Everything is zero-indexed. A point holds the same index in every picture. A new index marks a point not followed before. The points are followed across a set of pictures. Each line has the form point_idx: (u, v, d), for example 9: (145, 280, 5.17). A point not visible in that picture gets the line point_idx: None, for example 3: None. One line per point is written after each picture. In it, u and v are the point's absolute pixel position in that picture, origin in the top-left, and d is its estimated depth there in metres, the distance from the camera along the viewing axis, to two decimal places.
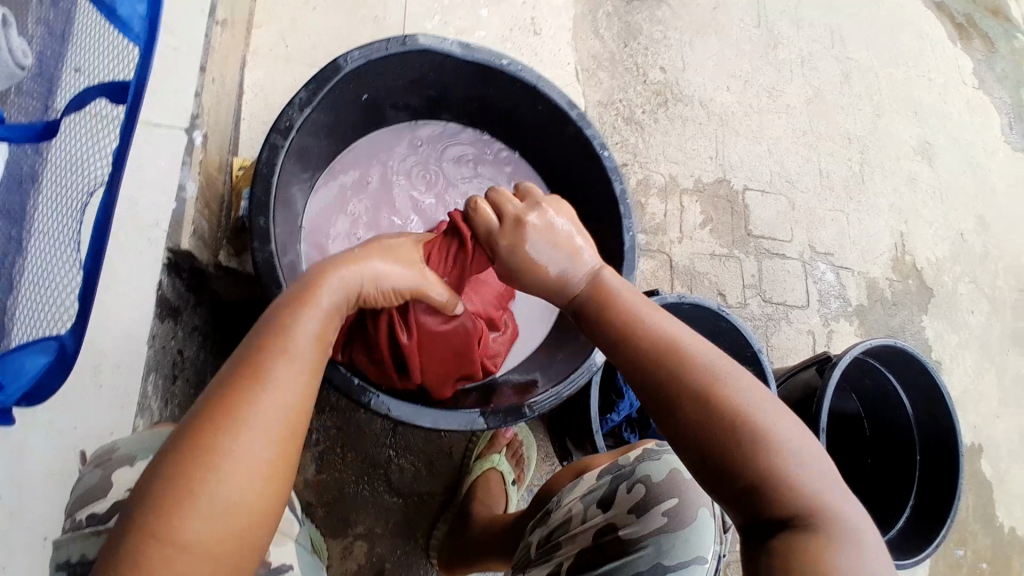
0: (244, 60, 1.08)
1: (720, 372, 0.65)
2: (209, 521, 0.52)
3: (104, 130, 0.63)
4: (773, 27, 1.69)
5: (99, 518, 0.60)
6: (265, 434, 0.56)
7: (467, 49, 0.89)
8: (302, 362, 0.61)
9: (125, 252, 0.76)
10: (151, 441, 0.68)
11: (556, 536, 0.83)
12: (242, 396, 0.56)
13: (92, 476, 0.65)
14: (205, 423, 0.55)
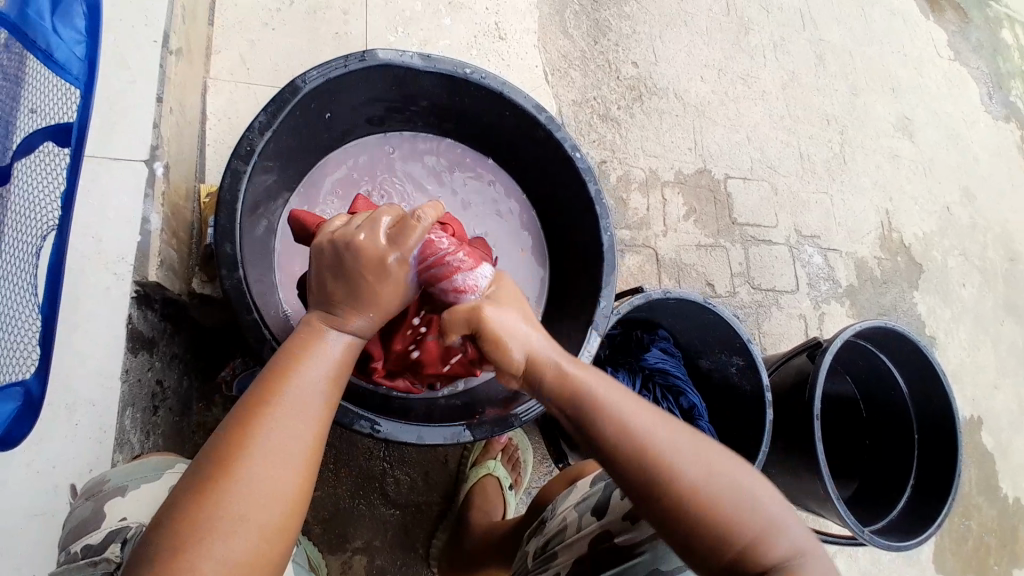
0: (206, 86, 1.08)
1: (701, 458, 0.63)
2: (229, 551, 0.52)
3: (55, 172, 0.67)
4: (743, 14, 1.68)
5: (95, 548, 0.63)
6: (280, 464, 0.56)
7: (429, 60, 0.88)
8: (314, 394, 0.61)
9: (93, 289, 0.76)
10: (140, 471, 0.71)
11: (552, 546, 0.83)
12: (256, 429, 0.57)
13: (84, 508, 0.66)
14: (220, 456, 0.55)
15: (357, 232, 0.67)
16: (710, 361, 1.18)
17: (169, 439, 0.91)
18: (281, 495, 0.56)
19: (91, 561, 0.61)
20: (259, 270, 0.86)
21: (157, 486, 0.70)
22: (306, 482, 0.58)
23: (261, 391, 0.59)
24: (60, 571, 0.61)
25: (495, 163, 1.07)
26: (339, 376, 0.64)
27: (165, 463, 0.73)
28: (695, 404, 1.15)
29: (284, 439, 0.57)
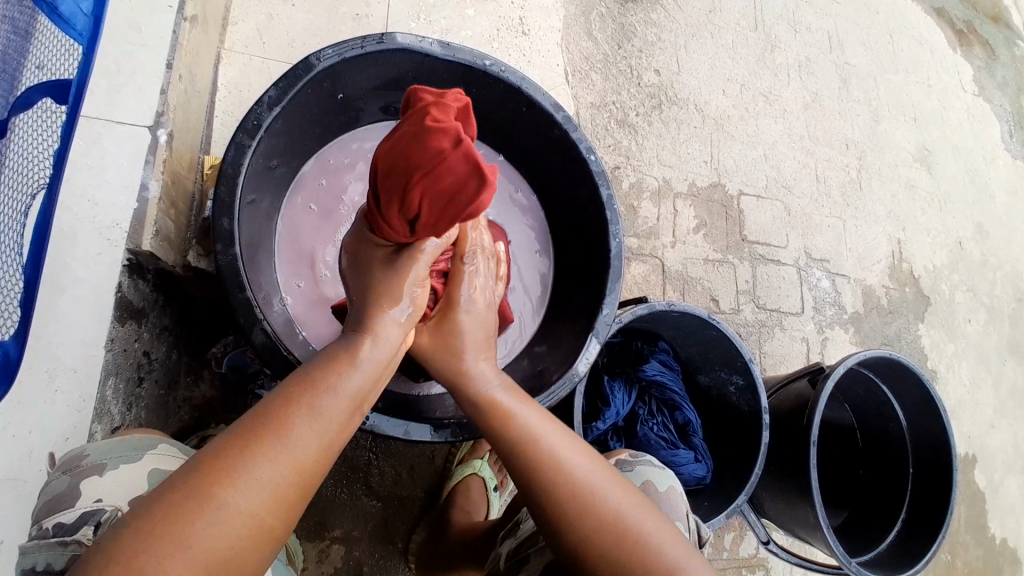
0: (219, 57, 1.06)
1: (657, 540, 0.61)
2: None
3: (48, 131, 0.62)
4: (770, 31, 1.66)
5: (66, 530, 0.59)
6: (274, 487, 0.53)
7: (449, 48, 0.86)
8: (332, 421, 0.58)
9: (84, 253, 0.73)
10: (122, 450, 0.66)
11: (525, 549, 0.77)
12: (262, 441, 0.54)
13: (60, 483, 0.62)
14: (217, 461, 0.52)
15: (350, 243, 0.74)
16: (709, 378, 1.15)
17: (153, 412, 0.89)
18: (257, 523, 0.52)
19: (61, 542, 0.58)
20: (258, 249, 0.84)
21: (136, 467, 0.64)
22: (278, 517, 0.54)
23: (279, 404, 0.56)
24: (31, 546, 0.59)
25: (505, 158, 1.05)
26: (357, 410, 0.61)
27: (153, 444, 0.68)
28: (690, 421, 1.14)
29: (282, 464, 0.54)
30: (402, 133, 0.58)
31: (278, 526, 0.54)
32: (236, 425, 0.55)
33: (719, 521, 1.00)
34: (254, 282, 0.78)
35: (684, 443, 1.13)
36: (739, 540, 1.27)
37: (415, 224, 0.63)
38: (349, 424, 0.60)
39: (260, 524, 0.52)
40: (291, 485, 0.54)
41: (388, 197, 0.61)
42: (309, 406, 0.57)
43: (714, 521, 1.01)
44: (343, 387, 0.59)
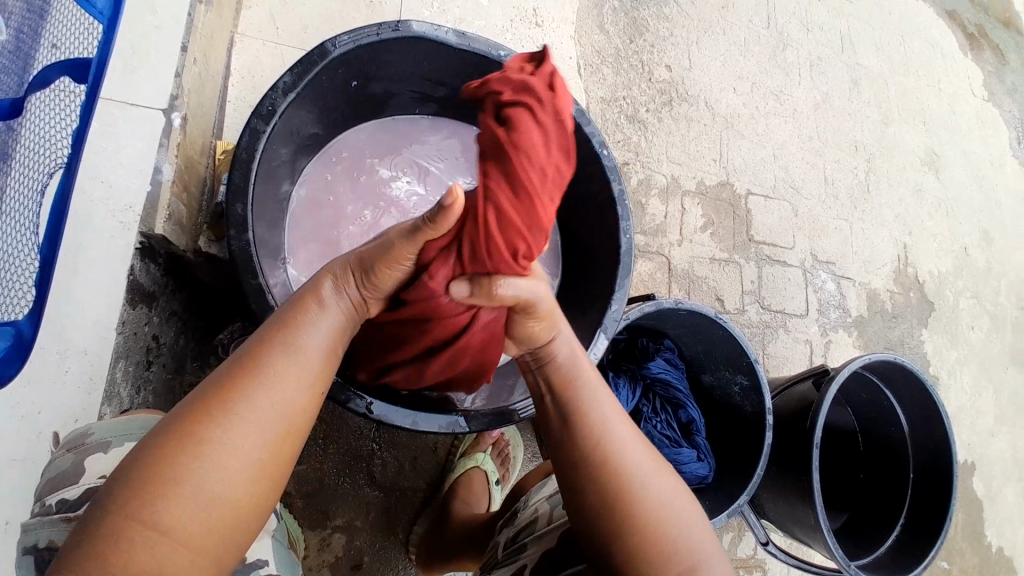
0: (232, 41, 1.05)
1: (688, 523, 0.60)
2: (181, 529, 0.48)
3: (66, 110, 0.62)
4: (782, 30, 1.65)
5: (71, 505, 0.58)
6: (264, 429, 0.53)
7: (464, 37, 0.85)
8: (310, 361, 0.58)
9: (97, 236, 0.73)
10: (128, 427, 0.64)
11: (523, 538, 0.78)
12: (242, 385, 0.53)
13: (65, 461, 0.61)
14: (197, 411, 0.52)
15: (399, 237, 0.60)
16: (713, 377, 1.16)
17: (160, 396, 0.89)
18: (253, 466, 0.52)
19: (64, 517, 0.56)
20: (271, 238, 0.84)
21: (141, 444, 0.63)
22: (272, 459, 0.54)
23: (249, 350, 0.56)
24: (33, 523, 0.57)
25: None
26: (331, 355, 0.61)
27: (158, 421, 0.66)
28: (694, 419, 1.14)
29: (269, 406, 0.54)
30: (550, 81, 0.57)
31: (273, 468, 0.54)
32: (220, 374, 0.55)
33: (720, 520, 1.00)
34: (267, 271, 0.78)
35: (688, 441, 1.13)
36: (737, 539, 1.28)
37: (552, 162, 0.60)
38: (325, 361, 0.60)
39: (254, 466, 0.52)
40: (280, 428, 0.54)
41: (556, 144, 0.56)
42: (291, 353, 0.57)
43: (715, 519, 1.01)
44: (316, 334, 0.59)
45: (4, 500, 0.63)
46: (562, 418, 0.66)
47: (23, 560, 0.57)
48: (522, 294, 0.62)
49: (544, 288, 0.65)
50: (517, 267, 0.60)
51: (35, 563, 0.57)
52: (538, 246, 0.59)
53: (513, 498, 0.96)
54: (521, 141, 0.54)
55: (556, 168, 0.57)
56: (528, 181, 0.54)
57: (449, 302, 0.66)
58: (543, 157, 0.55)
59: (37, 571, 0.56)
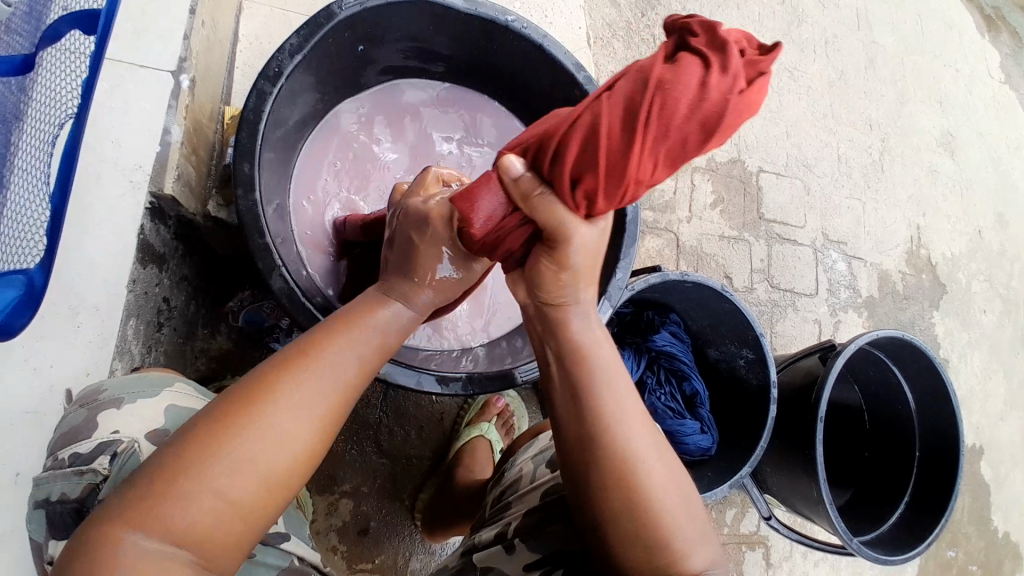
0: (240, 7, 1.06)
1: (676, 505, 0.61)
2: (201, 522, 0.49)
3: (76, 65, 0.62)
4: (797, 5, 1.63)
5: (82, 459, 0.59)
6: (276, 439, 0.53)
7: (472, 1, 0.84)
8: (327, 370, 0.57)
9: (107, 196, 0.74)
10: (138, 385, 0.65)
11: (507, 496, 0.81)
12: (258, 397, 0.53)
13: (77, 416, 0.62)
14: (218, 417, 0.52)
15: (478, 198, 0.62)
16: (719, 352, 1.16)
17: (171, 359, 0.91)
18: (265, 478, 0.52)
19: (76, 470, 0.58)
20: (276, 192, 0.84)
21: (152, 402, 0.63)
22: (286, 464, 0.53)
23: (293, 352, 0.57)
24: (46, 476, 0.59)
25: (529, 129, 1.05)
26: (367, 364, 0.60)
27: (171, 381, 0.67)
28: (698, 392, 1.14)
29: (283, 416, 0.53)
30: (751, 61, 0.49)
31: (285, 474, 0.54)
32: (240, 385, 0.55)
33: (720, 492, 1.01)
34: (275, 234, 0.79)
35: (691, 413, 1.13)
36: (741, 515, 1.29)
37: (686, 152, 0.51)
38: (367, 375, 0.60)
39: (266, 475, 0.52)
40: (292, 435, 0.53)
41: (701, 122, 0.48)
42: (306, 365, 0.56)
43: (716, 492, 1.02)
44: (338, 344, 0.59)
45: (12, 452, 0.65)
46: (564, 402, 0.64)
47: (36, 513, 0.59)
48: (552, 218, 0.58)
49: (584, 236, 0.60)
50: (567, 196, 0.57)
51: (47, 516, 0.58)
52: (605, 195, 0.55)
53: (503, 460, 0.98)
54: (668, 81, 0.48)
55: (682, 142, 0.50)
56: (634, 123, 0.49)
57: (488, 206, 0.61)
58: (677, 120, 0.48)
59: (51, 521, 0.58)
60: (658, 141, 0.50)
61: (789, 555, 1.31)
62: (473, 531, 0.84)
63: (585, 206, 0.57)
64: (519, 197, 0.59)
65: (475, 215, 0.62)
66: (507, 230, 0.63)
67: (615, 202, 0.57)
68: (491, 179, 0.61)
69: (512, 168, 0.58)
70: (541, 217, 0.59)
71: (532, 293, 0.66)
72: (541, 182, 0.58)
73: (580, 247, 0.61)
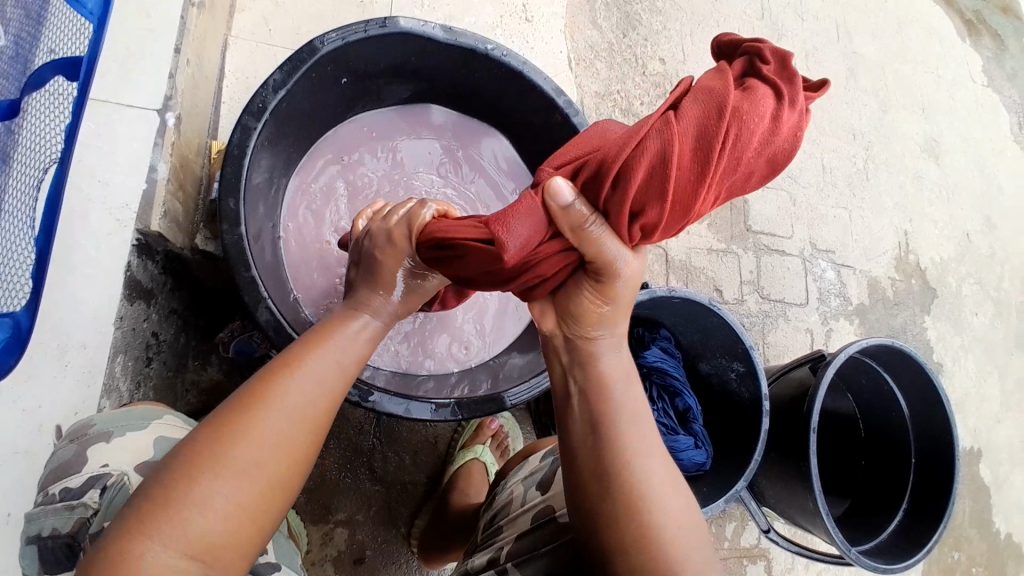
0: (225, 43, 1.07)
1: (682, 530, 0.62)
2: (206, 533, 0.51)
3: (59, 109, 0.63)
4: (777, 20, 1.66)
5: (73, 493, 0.59)
6: (269, 445, 0.54)
7: (452, 32, 0.86)
8: (314, 380, 0.59)
9: (95, 236, 0.76)
10: (127, 418, 0.65)
11: (499, 521, 0.82)
12: (249, 410, 0.55)
13: (67, 452, 0.62)
14: (212, 432, 0.54)
15: (510, 229, 0.57)
16: (710, 366, 1.16)
17: (161, 393, 0.92)
18: (263, 486, 0.54)
19: (67, 505, 0.58)
20: (262, 224, 0.85)
21: (140, 436, 0.64)
22: (281, 470, 0.55)
23: (273, 366, 0.59)
24: (37, 512, 0.59)
25: (517, 155, 1.06)
26: (347, 371, 0.63)
27: (156, 413, 0.67)
28: (690, 407, 1.14)
29: (275, 423, 0.55)
30: (804, 96, 0.57)
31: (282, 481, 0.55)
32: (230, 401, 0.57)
33: (717, 507, 1.01)
34: (262, 266, 0.80)
35: (685, 429, 1.13)
36: (740, 528, 1.28)
37: (745, 181, 0.58)
38: (348, 380, 0.63)
39: (263, 484, 0.54)
40: (284, 442, 0.55)
41: (768, 155, 0.56)
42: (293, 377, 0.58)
43: (713, 506, 1.02)
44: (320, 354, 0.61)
45: (6, 493, 0.65)
46: (580, 429, 0.66)
47: (28, 549, 0.59)
48: (608, 250, 0.60)
49: (629, 268, 0.62)
50: (624, 229, 0.59)
51: (38, 551, 0.59)
52: (664, 225, 0.59)
53: (495, 483, 0.98)
54: (747, 115, 0.53)
55: (748, 173, 0.57)
56: (716, 157, 0.53)
57: (518, 236, 0.57)
58: (749, 153, 0.54)
59: (43, 557, 0.59)
60: (733, 170, 0.55)
61: (790, 567, 1.30)
62: (466, 557, 0.84)
63: (637, 235, 0.60)
64: (568, 222, 0.58)
65: (510, 240, 0.57)
66: (542, 257, 0.61)
67: (667, 232, 0.60)
68: (521, 206, 0.58)
69: (564, 195, 0.57)
70: (594, 249, 0.60)
71: (564, 322, 0.67)
72: (592, 210, 0.58)
73: (621, 279, 0.63)
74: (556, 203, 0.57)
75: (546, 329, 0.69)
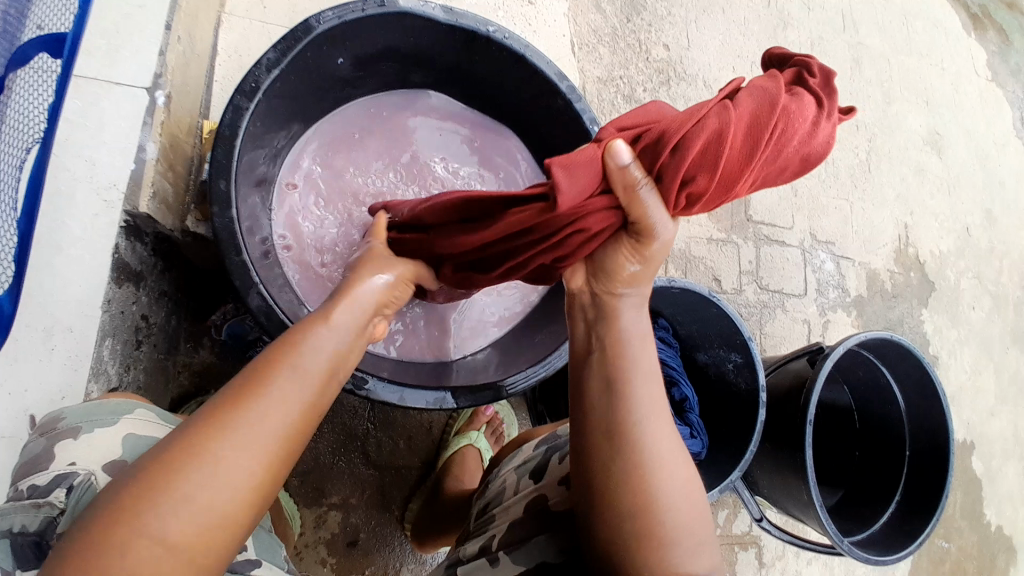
0: (219, 20, 1.05)
1: (677, 492, 0.62)
2: (221, 498, 0.48)
3: (45, 86, 0.61)
4: (783, 8, 1.63)
5: (42, 491, 0.57)
6: (261, 438, 0.51)
7: (452, 13, 0.84)
8: (307, 373, 0.57)
9: (82, 217, 0.74)
10: (98, 413, 0.64)
11: (491, 508, 0.81)
12: (242, 400, 0.52)
13: (36, 447, 0.61)
14: (201, 422, 0.50)
15: (568, 176, 0.54)
16: (707, 356, 1.16)
17: (151, 376, 0.90)
18: (254, 481, 0.50)
19: (34, 504, 0.56)
20: (254, 206, 0.83)
21: (111, 431, 0.63)
22: (273, 464, 0.52)
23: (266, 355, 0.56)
24: (7, 507, 0.56)
25: (518, 144, 1.05)
26: (341, 360, 0.61)
27: (130, 407, 0.66)
28: (687, 397, 1.13)
29: (268, 416, 0.52)
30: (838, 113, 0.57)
31: (273, 475, 0.52)
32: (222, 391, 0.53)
33: (715, 494, 1.00)
34: (253, 250, 0.78)
35: (681, 419, 1.12)
36: (733, 516, 1.29)
37: (780, 174, 0.57)
38: (339, 372, 0.60)
39: (254, 478, 0.50)
40: (277, 435, 0.52)
41: (803, 154, 0.55)
42: (287, 369, 0.55)
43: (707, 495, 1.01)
44: (315, 343, 0.58)
45: None
46: (596, 387, 0.66)
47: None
48: (653, 217, 0.58)
49: (668, 234, 0.60)
50: (673, 198, 0.56)
51: (9, 548, 0.56)
52: (704, 201, 0.57)
53: (488, 471, 0.97)
54: (795, 110, 0.53)
55: (783, 167, 0.56)
56: (765, 143, 0.52)
57: (572, 187, 0.55)
58: (788, 149, 0.54)
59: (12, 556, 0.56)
60: (772, 161, 0.54)
61: (781, 555, 1.31)
62: (457, 545, 0.83)
63: (681, 204, 0.57)
64: (623, 180, 0.56)
65: (564, 190, 0.54)
66: (589, 212, 0.58)
67: (705, 207, 0.59)
68: (578, 156, 0.55)
69: (624, 152, 0.54)
70: (639, 211, 0.58)
71: (595, 277, 0.67)
72: (646, 172, 0.56)
73: (660, 243, 0.62)
74: (615, 157, 0.54)
75: (574, 284, 0.69)
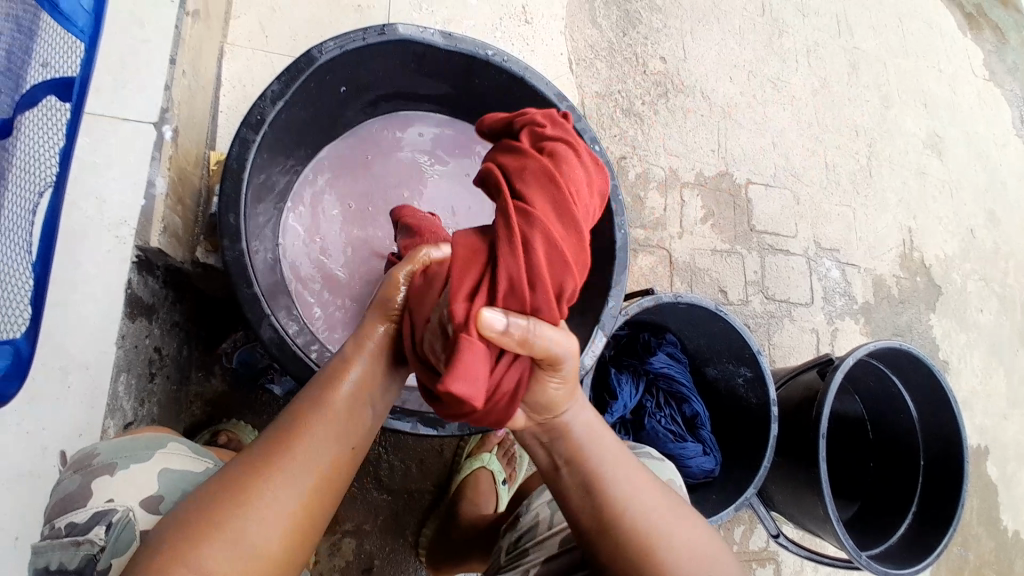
0: (222, 51, 1.06)
1: (676, 529, 0.62)
2: (262, 541, 0.52)
3: (54, 130, 0.62)
4: (778, 16, 1.64)
5: (80, 530, 0.58)
6: (296, 484, 0.55)
7: (451, 38, 0.84)
8: (338, 413, 0.59)
9: (94, 254, 0.74)
10: (133, 447, 0.64)
11: (524, 543, 0.80)
12: (283, 445, 0.56)
13: (71, 483, 0.61)
14: (245, 468, 0.55)
15: (467, 378, 0.49)
16: (717, 370, 1.15)
17: (164, 409, 0.90)
18: (291, 523, 0.54)
19: (74, 542, 0.57)
20: (262, 237, 0.83)
21: (147, 466, 0.62)
22: (306, 508, 0.55)
23: (302, 404, 0.59)
24: (44, 545, 0.58)
25: None
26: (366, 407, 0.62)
27: (163, 440, 0.66)
28: (698, 413, 1.13)
29: (303, 464, 0.56)
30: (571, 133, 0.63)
31: (305, 519, 0.55)
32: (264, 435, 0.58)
33: (727, 514, 0.99)
34: (263, 282, 0.78)
35: (693, 436, 1.12)
36: (749, 532, 1.27)
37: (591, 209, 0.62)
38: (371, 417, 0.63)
39: (291, 522, 0.54)
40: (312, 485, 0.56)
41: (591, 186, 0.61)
42: (318, 418, 0.58)
43: (721, 515, 1.00)
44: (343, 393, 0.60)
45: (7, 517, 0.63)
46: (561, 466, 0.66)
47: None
48: (556, 346, 0.54)
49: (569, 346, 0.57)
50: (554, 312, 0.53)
51: None
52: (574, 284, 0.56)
53: (518, 502, 0.95)
54: (562, 165, 0.57)
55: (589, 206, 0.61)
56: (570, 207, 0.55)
57: (476, 381, 0.49)
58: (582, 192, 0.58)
59: None
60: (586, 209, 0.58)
61: (799, 570, 1.29)
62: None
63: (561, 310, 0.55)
64: (511, 339, 0.51)
65: (472, 390, 0.49)
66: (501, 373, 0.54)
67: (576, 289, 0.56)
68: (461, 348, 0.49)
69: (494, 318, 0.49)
70: (542, 350, 0.53)
71: (532, 412, 0.63)
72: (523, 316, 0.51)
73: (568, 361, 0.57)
74: (493, 328, 0.49)
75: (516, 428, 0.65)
